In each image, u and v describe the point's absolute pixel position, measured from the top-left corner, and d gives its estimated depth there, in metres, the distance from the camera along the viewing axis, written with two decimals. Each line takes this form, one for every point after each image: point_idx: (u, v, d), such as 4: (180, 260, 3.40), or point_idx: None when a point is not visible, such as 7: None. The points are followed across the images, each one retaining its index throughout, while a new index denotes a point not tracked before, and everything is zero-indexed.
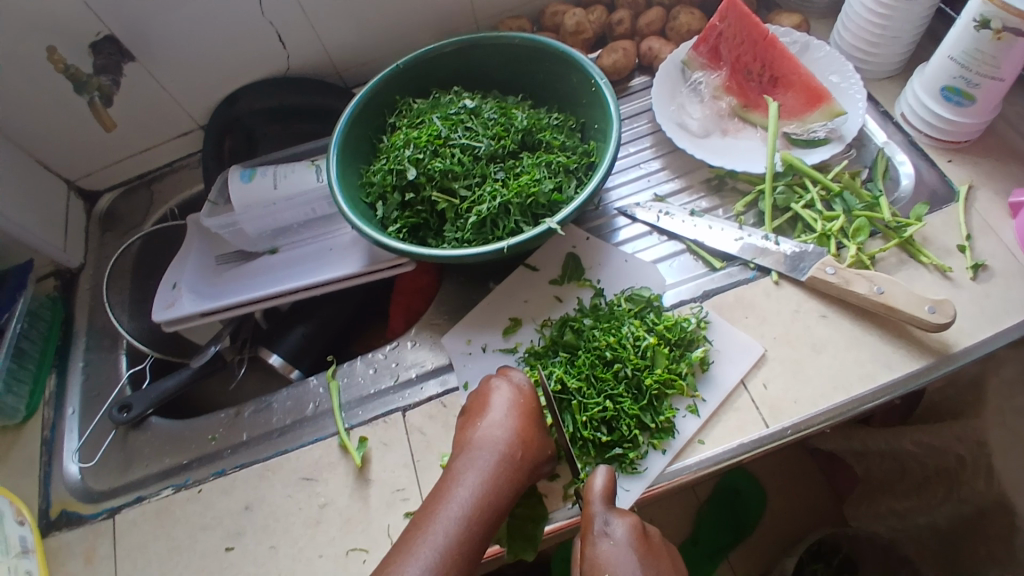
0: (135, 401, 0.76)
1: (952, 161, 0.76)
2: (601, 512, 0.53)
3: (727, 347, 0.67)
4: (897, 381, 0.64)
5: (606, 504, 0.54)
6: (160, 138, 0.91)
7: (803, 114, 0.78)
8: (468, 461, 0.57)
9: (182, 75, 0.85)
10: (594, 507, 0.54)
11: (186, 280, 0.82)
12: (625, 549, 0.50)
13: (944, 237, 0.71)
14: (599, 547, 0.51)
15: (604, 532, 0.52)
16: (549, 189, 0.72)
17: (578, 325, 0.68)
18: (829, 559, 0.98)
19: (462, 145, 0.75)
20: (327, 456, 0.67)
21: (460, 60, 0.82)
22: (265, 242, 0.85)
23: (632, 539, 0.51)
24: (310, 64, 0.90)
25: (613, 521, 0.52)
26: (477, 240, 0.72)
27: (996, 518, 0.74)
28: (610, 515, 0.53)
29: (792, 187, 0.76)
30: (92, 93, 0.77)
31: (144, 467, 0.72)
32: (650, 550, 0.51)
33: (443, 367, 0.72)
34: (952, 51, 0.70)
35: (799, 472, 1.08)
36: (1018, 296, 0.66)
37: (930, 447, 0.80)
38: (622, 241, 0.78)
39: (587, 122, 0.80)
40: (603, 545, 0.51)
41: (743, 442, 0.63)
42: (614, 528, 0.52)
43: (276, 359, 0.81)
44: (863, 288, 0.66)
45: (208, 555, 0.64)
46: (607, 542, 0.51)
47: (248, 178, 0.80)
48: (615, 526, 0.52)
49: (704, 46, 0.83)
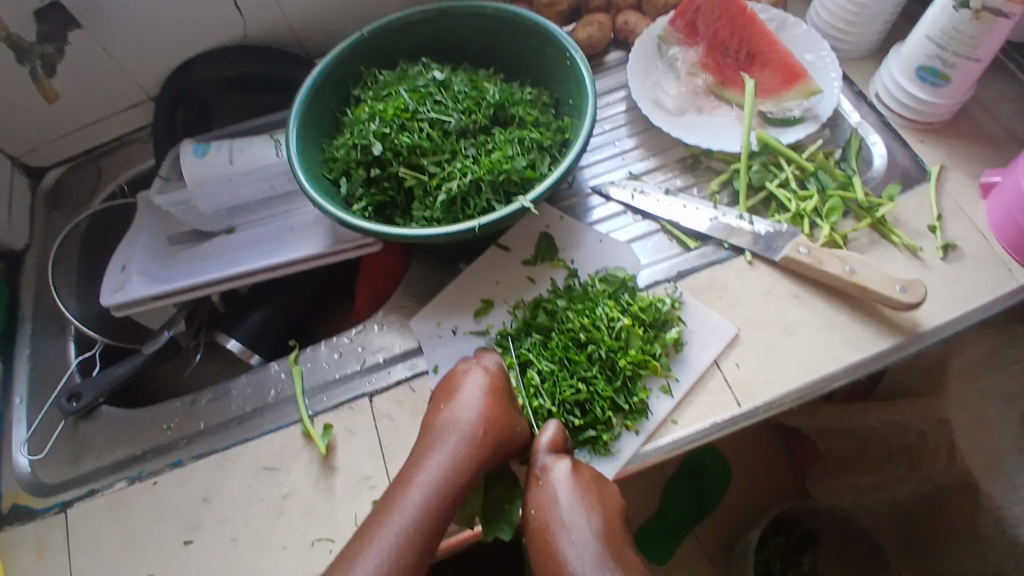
0: (85, 389, 0.71)
1: (923, 142, 0.76)
2: (540, 459, 0.56)
3: (701, 328, 0.66)
4: (867, 360, 0.64)
5: (548, 451, 0.57)
6: (109, 110, 0.85)
7: (779, 92, 0.77)
8: (434, 442, 0.57)
9: (132, 42, 0.79)
10: (537, 456, 0.57)
11: (137, 262, 0.77)
12: (563, 489, 0.54)
13: (916, 218, 0.71)
14: (539, 488, 0.55)
15: (544, 476, 0.55)
16: (522, 166, 0.69)
17: (552, 306, 0.66)
18: (789, 532, 1.00)
19: (432, 119, 0.72)
20: (289, 445, 0.64)
21: (429, 30, 0.78)
22: (221, 221, 0.80)
23: (571, 479, 0.55)
24: (269, 32, 0.85)
25: (552, 466, 0.55)
26: (447, 220, 0.69)
27: (959, 496, 0.75)
28: (549, 459, 0.56)
29: (767, 166, 0.75)
30: (35, 63, 0.74)
31: (95, 458, 0.68)
32: (587, 485, 0.55)
33: (411, 351, 0.69)
34: (930, 31, 0.70)
35: (766, 451, 1.09)
36: (987, 278, 0.66)
37: (895, 425, 0.82)
38: (595, 220, 0.76)
39: (561, 97, 0.77)
40: (542, 486, 0.55)
41: (716, 423, 0.62)
42: (553, 472, 0.55)
43: (234, 344, 0.78)
44: (836, 268, 0.65)
45: (164, 549, 0.61)
46: (547, 483, 0.55)
47: (201, 153, 0.75)
48: (553, 470, 0.55)
49: (680, 21, 0.81)
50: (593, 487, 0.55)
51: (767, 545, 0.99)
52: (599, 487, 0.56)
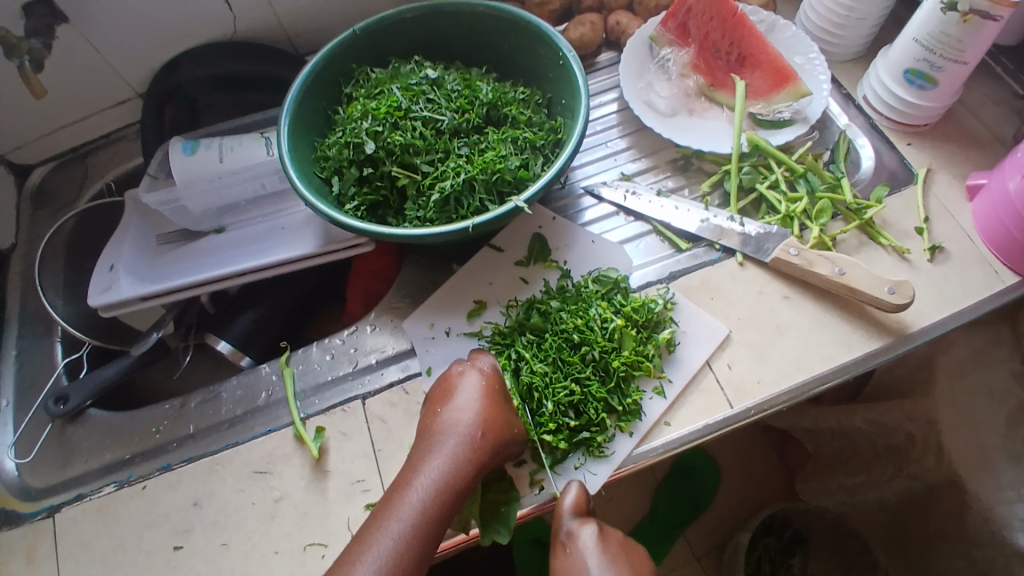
0: (72, 391, 0.70)
1: (911, 145, 0.77)
2: (566, 525, 0.56)
3: (694, 330, 0.67)
4: (856, 361, 0.65)
5: (573, 516, 0.57)
6: (95, 108, 0.84)
7: (769, 95, 0.78)
8: (431, 445, 0.56)
9: (118, 38, 0.78)
10: (561, 520, 0.57)
11: (124, 261, 0.76)
12: (592, 557, 0.56)
13: (904, 220, 0.72)
14: (568, 558, 0.56)
15: (572, 544, 0.56)
16: (515, 166, 0.69)
17: (545, 307, 0.66)
18: (781, 532, 1.03)
19: (425, 117, 0.71)
20: (281, 448, 0.64)
21: (421, 28, 0.78)
22: (211, 220, 0.79)
23: (598, 547, 0.56)
24: (258, 29, 0.84)
25: (578, 533, 0.56)
26: (440, 219, 0.69)
27: (945, 493, 0.77)
28: (574, 525, 0.56)
29: (756, 168, 0.76)
30: (23, 58, 0.74)
31: (84, 462, 0.67)
32: (613, 550, 0.57)
33: (405, 352, 0.69)
34: (917, 34, 0.71)
35: (755, 449, 1.10)
36: (972, 279, 0.68)
37: (881, 424, 0.83)
38: (588, 222, 0.76)
39: (554, 97, 0.77)
40: (572, 555, 0.56)
41: (708, 423, 0.62)
42: (579, 540, 0.56)
43: (225, 346, 0.77)
44: (826, 269, 0.66)
45: (154, 554, 0.61)
46: (575, 553, 0.56)
47: (191, 150, 0.74)
48: (582, 536, 0.56)
49: (672, 22, 0.81)
50: (620, 551, 0.57)
51: (759, 545, 1.01)
52: (626, 549, 0.58)
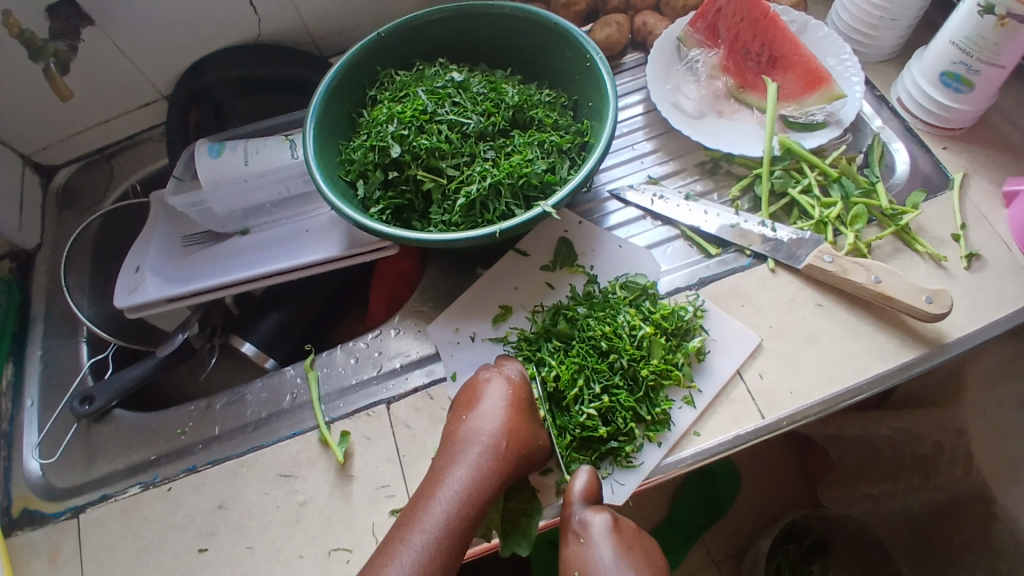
0: (97, 392, 0.71)
1: (947, 149, 0.75)
2: (577, 513, 0.55)
3: (723, 338, 0.66)
4: (891, 372, 0.63)
5: (584, 504, 0.56)
6: (121, 109, 0.84)
7: (801, 97, 0.76)
8: (455, 454, 0.56)
9: (145, 40, 0.78)
10: (571, 508, 0.56)
11: (150, 263, 0.76)
12: (603, 548, 0.54)
13: (939, 226, 0.70)
14: (580, 548, 0.55)
15: (583, 533, 0.55)
16: (542, 170, 0.69)
17: (572, 313, 0.66)
18: (800, 540, 1.00)
19: (450, 121, 0.71)
20: (306, 452, 0.64)
21: (447, 30, 0.77)
22: (236, 222, 0.79)
23: (609, 539, 0.55)
24: (283, 31, 0.84)
25: (591, 520, 0.55)
26: (465, 224, 0.68)
27: (973, 505, 0.75)
28: (587, 513, 0.55)
29: (789, 171, 0.74)
30: (49, 60, 0.73)
31: (109, 462, 0.68)
32: (627, 539, 0.56)
33: (429, 357, 0.69)
34: (954, 37, 0.69)
35: (776, 456, 1.08)
36: (1011, 288, 0.66)
37: (910, 433, 0.81)
38: (613, 226, 0.75)
39: (580, 100, 0.76)
40: (584, 545, 0.55)
41: (738, 434, 0.61)
42: (591, 529, 0.55)
43: (249, 348, 0.77)
44: (860, 277, 0.64)
45: (179, 556, 0.61)
46: (586, 541, 0.55)
47: (216, 152, 0.74)
48: (593, 523, 0.55)
49: (701, 23, 0.80)
50: (632, 541, 0.56)
51: (779, 552, 0.99)
52: (638, 538, 0.57)
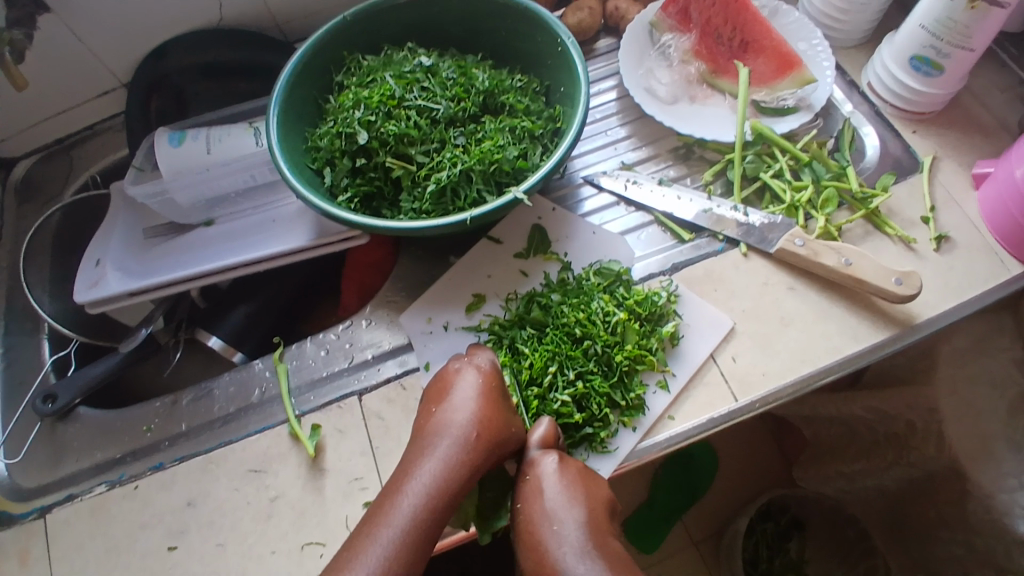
0: (61, 390, 0.69)
1: (916, 132, 0.75)
2: (530, 453, 0.56)
3: (697, 322, 0.65)
4: (863, 352, 0.63)
5: (538, 446, 0.57)
6: (79, 98, 0.81)
7: (773, 81, 0.76)
8: (425, 447, 0.55)
9: (102, 25, 0.75)
10: (528, 451, 0.57)
11: (110, 256, 0.73)
12: (550, 482, 0.54)
13: (909, 208, 0.70)
14: (527, 481, 0.55)
15: (532, 470, 0.55)
16: (513, 156, 0.67)
17: (546, 300, 0.65)
18: (778, 518, 1.02)
19: (419, 107, 0.69)
20: (277, 446, 0.62)
21: (415, 14, 0.76)
22: (199, 213, 0.77)
23: (557, 473, 0.54)
24: (247, 16, 0.81)
25: (540, 460, 0.55)
26: (436, 211, 0.67)
27: (946, 483, 0.76)
28: (538, 453, 0.56)
29: (761, 156, 0.74)
30: (3, 49, 0.71)
31: (76, 461, 0.65)
32: (575, 478, 0.54)
33: (402, 347, 0.68)
34: (924, 20, 0.69)
35: (753, 441, 1.09)
36: (979, 268, 0.66)
37: (882, 414, 0.82)
38: (587, 212, 0.74)
39: (552, 85, 0.75)
40: (530, 478, 0.55)
41: (713, 418, 0.61)
42: (540, 466, 0.55)
43: (216, 342, 0.75)
44: (832, 260, 0.65)
45: (148, 556, 0.59)
46: (533, 473, 0.55)
47: (177, 141, 0.72)
48: (543, 460, 0.55)
49: (673, 7, 0.79)
50: (579, 480, 0.54)
51: (756, 531, 1.01)
52: (588, 479, 0.55)
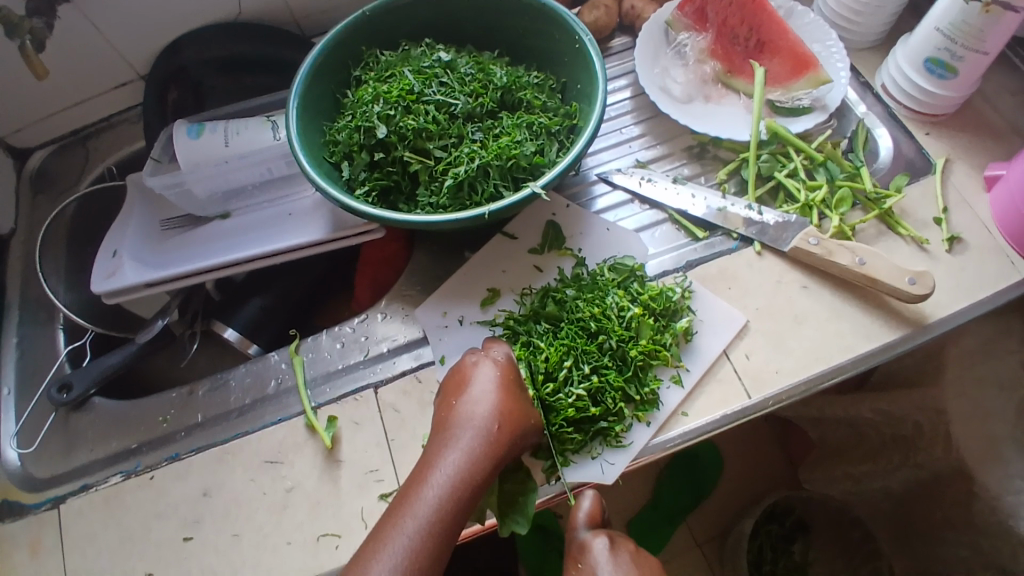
0: (76, 380, 0.69)
1: (929, 134, 0.76)
2: (579, 537, 0.59)
3: (711, 319, 0.66)
4: (876, 351, 0.64)
5: (587, 527, 0.60)
6: (95, 91, 0.82)
7: (787, 81, 0.76)
8: (447, 438, 0.55)
9: (120, 17, 0.75)
10: (576, 533, 0.60)
11: (128, 247, 0.74)
12: (604, 564, 0.57)
13: (922, 209, 0.71)
14: (581, 570, 0.58)
15: (584, 555, 0.59)
16: (530, 152, 0.68)
17: (561, 295, 0.65)
18: (783, 520, 1.02)
19: (438, 101, 0.70)
20: (292, 437, 0.63)
21: (433, 10, 0.76)
22: (215, 206, 0.77)
23: (608, 555, 0.58)
24: (265, 10, 0.82)
25: (591, 542, 0.59)
26: (453, 206, 0.67)
27: (953, 485, 0.76)
28: (587, 535, 0.59)
29: (776, 155, 0.74)
30: (24, 38, 0.72)
31: (88, 451, 0.66)
32: (625, 558, 0.58)
33: (417, 341, 0.68)
34: (939, 22, 0.69)
35: (759, 441, 1.09)
36: (991, 270, 0.67)
37: (890, 415, 0.82)
38: (601, 209, 0.75)
39: (568, 82, 0.76)
40: (585, 566, 0.58)
41: (726, 414, 0.62)
42: (592, 549, 0.58)
43: (232, 333, 0.75)
44: (846, 259, 0.65)
45: (163, 545, 0.60)
46: (585, 562, 0.58)
47: (195, 133, 0.73)
48: (594, 545, 0.58)
49: (689, 7, 0.80)
50: (632, 562, 0.58)
51: (761, 531, 1.01)
52: (639, 560, 0.59)
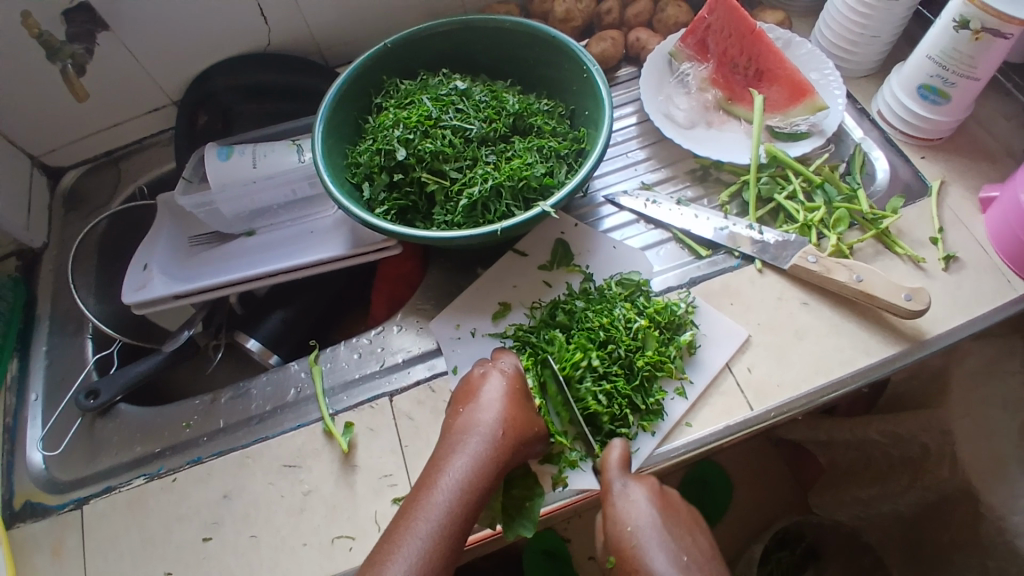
0: (103, 387, 0.72)
1: (925, 158, 0.79)
2: (618, 480, 0.58)
3: (714, 332, 0.68)
4: (875, 365, 0.66)
5: (621, 471, 0.59)
6: (129, 115, 0.87)
7: (786, 108, 0.80)
8: (455, 445, 0.57)
9: (156, 47, 0.81)
10: (611, 475, 0.58)
11: (158, 261, 0.78)
12: (647, 508, 0.57)
13: (918, 229, 0.74)
14: (622, 506, 0.57)
15: (625, 496, 0.57)
16: (541, 173, 0.72)
17: (570, 307, 0.68)
18: (793, 547, 1.02)
19: (454, 126, 0.74)
20: (311, 443, 0.66)
21: (449, 42, 0.81)
22: (241, 224, 0.82)
23: (651, 502, 0.57)
24: (292, 41, 0.87)
25: (631, 486, 0.58)
26: (467, 224, 0.71)
27: (961, 506, 0.78)
28: (627, 480, 0.58)
29: (775, 178, 0.78)
30: (65, 62, 0.74)
31: (113, 456, 0.69)
32: (664, 506, 0.58)
33: (431, 352, 0.71)
34: (930, 51, 0.73)
35: (765, 462, 1.11)
36: (987, 288, 0.69)
37: (895, 436, 0.83)
38: (608, 229, 0.78)
39: (577, 109, 0.80)
40: (625, 506, 0.57)
41: (729, 425, 0.64)
42: (632, 493, 0.57)
43: (254, 345, 0.78)
44: (843, 276, 0.68)
45: (184, 547, 0.62)
46: (627, 505, 0.57)
47: (224, 156, 0.76)
48: (634, 489, 0.58)
49: (691, 38, 0.84)
50: (669, 509, 0.59)
51: (773, 559, 1.01)
52: (674, 506, 0.60)
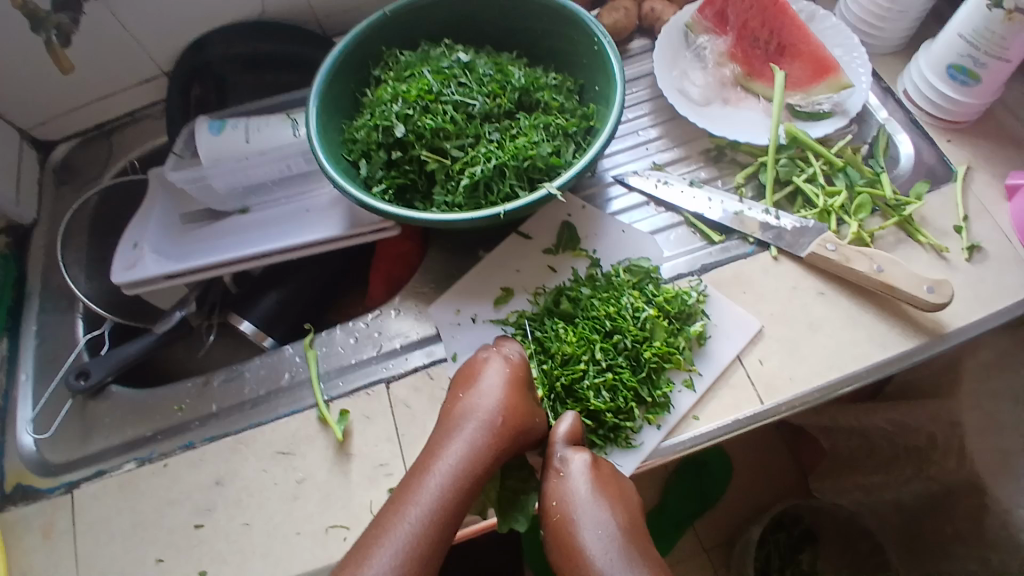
0: (93, 367, 0.70)
1: (951, 142, 0.75)
2: (559, 451, 0.56)
3: (725, 323, 0.66)
4: (891, 360, 0.63)
5: (566, 443, 0.56)
6: (120, 85, 0.83)
7: (808, 86, 0.76)
8: (451, 430, 0.56)
9: (147, 14, 0.77)
10: (555, 446, 0.56)
11: (149, 239, 0.75)
12: (580, 482, 0.54)
13: (941, 218, 0.70)
14: (559, 481, 0.55)
15: (563, 469, 0.55)
16: (547, 152, 0.68)
17: (575, 294, 0.65)
18: (790, 529, 1.02)
19: (456, 101, 0.70)
20: (305, 429, 0.64)
21: (452, 10, 0.77)
22: (236, 201, 0.79)
23: (587, 474, 0.54)
24: (288, 10, 0.83)
25: (571, 458, 0.55)
26: (468, 205, 0.68)
27: (962, 497, 0.75)
28: (567, 452, 0.56)
29: (795, 160, 0.74)
30: (50, 32, 0.71)
31: (105, 438, 0.67)
32: (606, 481, 0.55)
33: (430, 337, 0.69)
34: (963, 29, 0.69)
35: (770, 449, 1.08)
36: (1011, 279, 0.66)
37: (904, 426, 0.81)
38: (616, 211, 0.75)
39: (586, 84, 0.76)
40: (561, 477, 0.55)
41: (738, 419, 0.61)
42: (570, 465, 0.55)
43: (249, 327, 0.77)
44: (864, 266, 0.64)
45: (175, 531, 0.60)
46: (566, 476, 0.55)
47: (217, 129, 0.74)
48: (572, 460, 0.55)
49: (709, 9, 0.79)
50: (609, 486, 0.55)
51: (768, 541, 0.99)
52: (620, 488, 0.56)
